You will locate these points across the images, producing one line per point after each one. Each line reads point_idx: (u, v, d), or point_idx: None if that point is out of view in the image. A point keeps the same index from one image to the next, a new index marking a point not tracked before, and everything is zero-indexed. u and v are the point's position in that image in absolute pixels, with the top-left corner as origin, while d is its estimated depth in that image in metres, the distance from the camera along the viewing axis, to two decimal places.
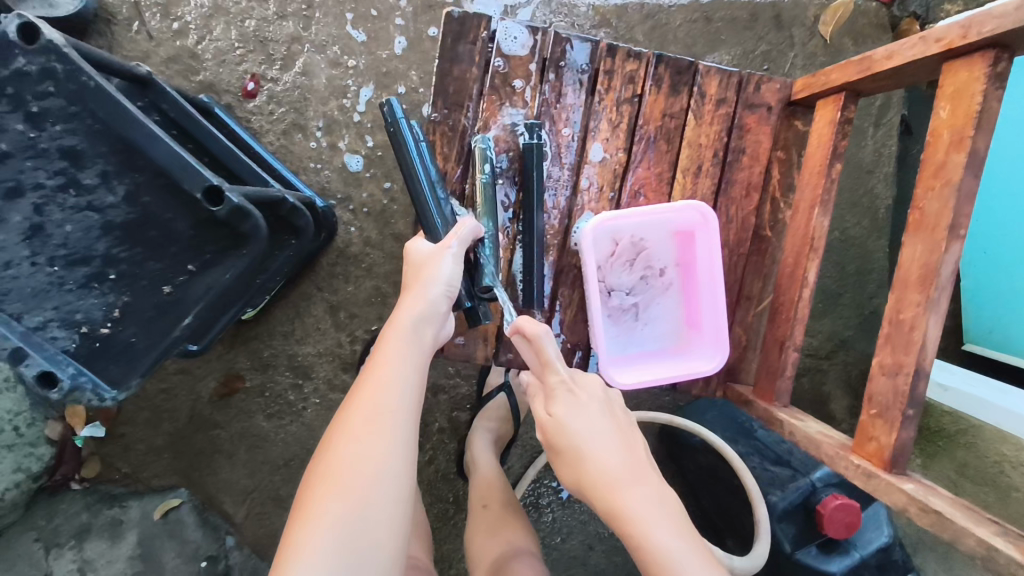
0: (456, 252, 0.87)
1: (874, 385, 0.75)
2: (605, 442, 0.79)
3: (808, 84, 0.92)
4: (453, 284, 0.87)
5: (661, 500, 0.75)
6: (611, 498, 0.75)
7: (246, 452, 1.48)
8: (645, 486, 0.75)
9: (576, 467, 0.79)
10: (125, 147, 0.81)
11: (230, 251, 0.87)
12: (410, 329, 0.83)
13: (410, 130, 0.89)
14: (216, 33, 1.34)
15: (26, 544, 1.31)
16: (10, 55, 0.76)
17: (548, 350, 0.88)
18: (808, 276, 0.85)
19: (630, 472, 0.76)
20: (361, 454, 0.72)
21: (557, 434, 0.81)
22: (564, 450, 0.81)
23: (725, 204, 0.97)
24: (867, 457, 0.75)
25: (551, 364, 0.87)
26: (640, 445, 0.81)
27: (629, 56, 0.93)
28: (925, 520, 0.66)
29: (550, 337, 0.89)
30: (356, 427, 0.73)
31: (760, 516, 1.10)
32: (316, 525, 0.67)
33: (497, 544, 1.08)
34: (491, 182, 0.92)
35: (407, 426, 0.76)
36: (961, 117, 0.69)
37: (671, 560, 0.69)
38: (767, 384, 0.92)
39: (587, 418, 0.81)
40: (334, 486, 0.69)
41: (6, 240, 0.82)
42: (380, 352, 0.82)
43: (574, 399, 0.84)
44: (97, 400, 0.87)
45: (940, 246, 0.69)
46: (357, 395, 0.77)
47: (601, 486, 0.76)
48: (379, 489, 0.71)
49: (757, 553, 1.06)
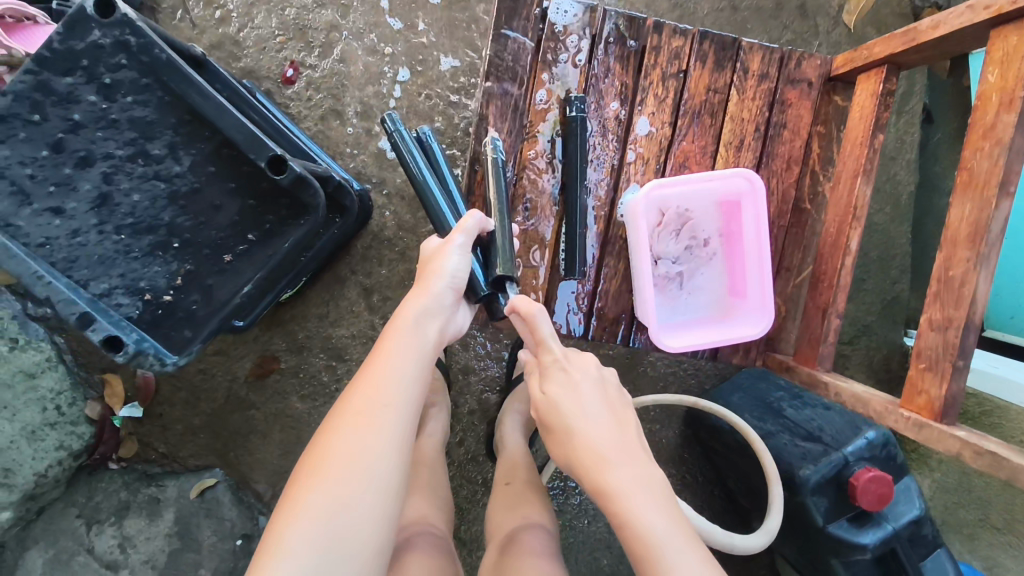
0: (463, 244, 0.89)
1: (923, 341, 0.88)
2: (595, 422, 0.77)
3: (849, 60, 1.06)
4: (458, 277, 0.89)
5: (650, 483, 0.73)
6: (598, 479, 0.74)
7: (280, 432, 1.43)
8: (634, 467, 0.74)
9: (566, 447, 0.77)
10: (193, 117, 0.86)
11: (290, 221, 0.93)
12: (413, 319, 0.83)
13: (405, 139, 1.02)
14: (258, 21, 1.35)
15: (68, 520, 1.29)
16: (86, 29, 0.80)
17: (542, 328, 0.85)
18: (850, 244, 1.03)
19: (618, 452, 0.75)
20: (351, 444, 0.70)
21: (549, 414, 0.79)
22: (555, 429, 0.79)
23: (767, 175, 1.11)
24: (919, 409, 0.89)
25: (546, 341, 0.84)
26: (631, 425, 0.79)
27: (675, 34, 1.06)
28: (981, 462, 0.80)
29: (544, 313, 0.87)
30: (350, 417, 0.72)
31: (774, 493, 1.06)
32: (303, 516, 0.66)
33: (512, 519, 0.99)
34: (502, 160, 1.00)
35: (404, 418, 0.74)
36: (1010, 80, 0.80)
37: (656, 542, 0.69)
38: (811, 351, 1.14)
39: (578, 396, 0.79)
40: (323, 477, 0.68)
41: (77, 208, 0.86)
42: (381, 343, 0.80)
43: (567, 376, 0.80)
44: (158, 365, 0.90)
45: (991, 203, 0.81)
46: (353, 386, 0.75)
47: (589, 467, 0.75)
48: (370, 481, 0.69)
49: (769, 529, 1.05)
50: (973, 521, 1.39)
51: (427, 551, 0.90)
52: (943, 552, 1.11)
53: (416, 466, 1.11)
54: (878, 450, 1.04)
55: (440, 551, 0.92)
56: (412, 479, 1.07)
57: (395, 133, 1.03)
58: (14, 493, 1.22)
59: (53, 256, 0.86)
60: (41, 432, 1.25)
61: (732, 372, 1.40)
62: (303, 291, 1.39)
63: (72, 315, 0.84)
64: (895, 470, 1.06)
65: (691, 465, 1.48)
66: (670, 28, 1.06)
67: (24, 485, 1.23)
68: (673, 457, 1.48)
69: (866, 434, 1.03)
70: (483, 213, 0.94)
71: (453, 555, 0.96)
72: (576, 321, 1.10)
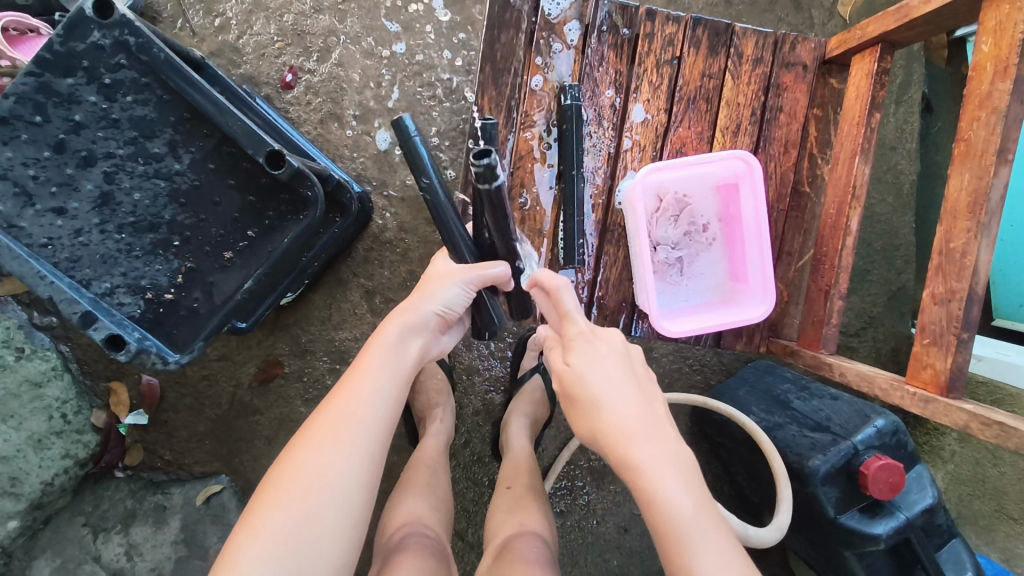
0: (468, 279, 0.86)
1: (927, 315, 0.88)
2: (623, 394, 0.71)
3: (842, 42, 1.06)
4: (453, 308, 0.86)
5: (679, 459, 0.68)
6: (622, 452, 0.68)
7: (285, 437, 1.40)
8: (662, 443, 0.68)
9: (590, 420, 0.71)
10: (193, 115, 0.87)
11: (290, 216, 0.93)
12: (395, 339, 0.81)
13: (423, 150, 0.81)
14: (256, 27, 1.35)
15: (75, 529, 1.29)
16: (87, 31, 0.81)
17: (567, 301, 0.80)
18: (850, 225, 1.03)
19: (647, 426, 0.69)
20: (317, 463, 0.69)
21: (574, 385, 0.73)
22: (579, 401, 0.73)
23: (765, 159, 1.12)
24: (924, 384, 0.89)
25: (571, 314, 0.79)
26: (659, 399, 0.73)
27: (668, 21, 1.07)
28: (989, 433, 0.79)
29: (569, 289, 0.82)
30: (318, 438, 0.71)
31: (783, 494, 1.03)
32: (262, 533, 0.65)
33: (510, 525, 0.97)
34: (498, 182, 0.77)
35: (372, 441, 0.73)
36: (1004, 48, 0.80)
37: (682, 526, 0.64)
38: (814, 333, 1.11)
39: (604, 368, 0.73)
40: (284, 494, 0.68)
41: (79, 208, 0.86)
42: (358, 359, 0.79)
43: (594, 348, 0.75)
44: (161, 364, 0.90)
45: (989, 171, 0.81)
46: (326, 404, 0.74)
47: (611, 440, 0.69)
48: (332, 502, 0.69)
49: (778, 525, 1.02)
50: (989, 512, 1.37)
51: (419, 552, 0.89)
52: (957, 542, 1.07)
53: (414, 469, 1.10)
54: (889, 438, 1.01)
55: (432, 552, 0.90)
56: (409, 481, 1.07)
57: (412, 138, 0.80)
58: (20, 502, 1.21)
59: (55, 256, 0.87)
60: (47, 440, 1.24)
61: (738, 367, 1.38)
62: (305, 294, 1.37)
63: (75, 315, 0.85)
64: (906, 459, 1.04)
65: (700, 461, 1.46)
66: (664, 16, 1.07)
67: (31, 494, 1.22)
68: None
69: (876, 423, 1.01)
70: (507, 263, 0.89)
71: (447, 557, 0.94)
72: None
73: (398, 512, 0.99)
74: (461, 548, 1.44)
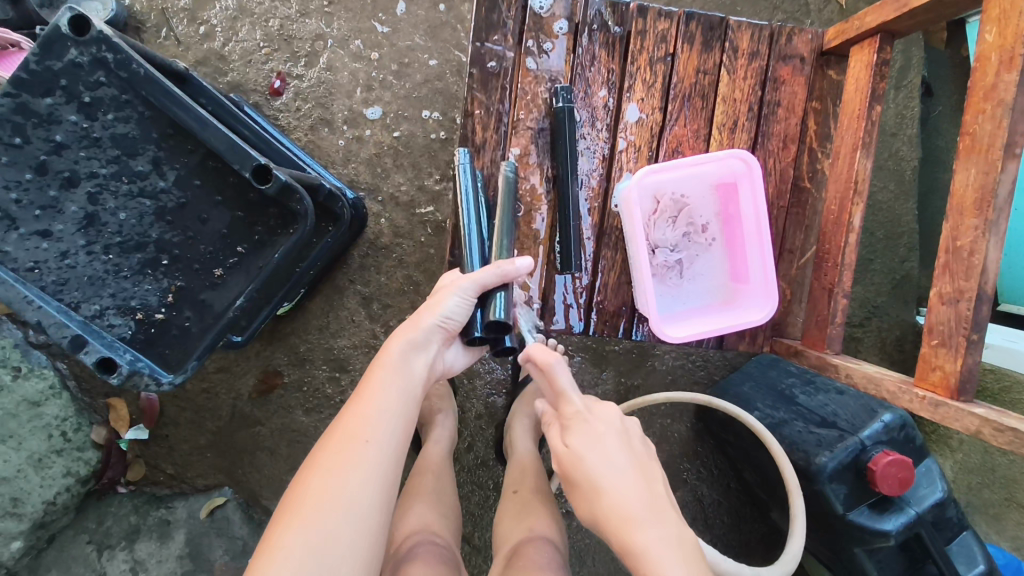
0: (462, 290, 0.84)
1: (934, 316, 0.86)
2: (623, 476, 0.71)
3: (840, 32, 1.04)
4: (452, 320, 0.85)
5: (683, 545, 0.67)
6: (623, 539, 0.68)
7: (286, 447, 1.38)
8: (662, 527, 0.68)
9: (591, 504, 0.72)
10: (176, 131, 0.85)
11: (280, 231, 0.91)
12: (400, 358, 0.80)
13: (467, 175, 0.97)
14: (241, 34, 1.33)
15: (80, 547, 1.27)
16: (63, 48, 0.79)
17: (561, 379, 0.81)
18: (853, 221, 1.01)
19: (647, 510, 0.69)
20: (331, 486, 0.68)
21: (573, 468, 0.73)
22: (580, 484, 0.73)
23: (764, 154, 1.09)
24: (933, 386, 0.87)
25: (566, 393, 0.80)
26: (659, 479, 0.73)
27: (661, 16, 1.05)
28: (1002, 438, 0.77)
29: (563, 365, 0.83)
30: (328, 460, 0.70)
31: (794, 509, 0.98)
32: (280, 562, 0.64)
33: (518, 531, 0.95)
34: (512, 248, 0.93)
35: (385, 460, 0.72)
36: (1009, 38, 0.78)
37: None
38: (818, 334, 1.10)
39: (603, 449, 0.73)
40: (300, 522, 0.66)
41: (64, 230, 0.85)
42: (364, 382, 0.78)
43: (591, 429, 0.75)
44: (154, 384, 0.88)
45: (996, 166, 0.79)
46: (337, 424, 0.74)
47: (613, 526, 0.69)
48: (348, 525, 0.67)
49: (794, 552, 0.97)
50: (999, 501, 1.35)
51: (428, 562, 0.87)
52: (968, 534, 1.06)
53: (420, 475, 1.08)
54: (897, 433, 0.97)
55: (441, 560, 0.89)
56: (415, 488, 1.05)
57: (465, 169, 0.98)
58: (24, 522, 1.20)
59: (42, 279, 0.85)
60: (48, 458, 1.22)
61: (741, 362, 1.36)
62: (303, 304, 1.35)
63: (64, 339, 0.83)
64: (916, 453, 1.01)
65: (706, 459, 1.38)
66: (656, 11, 1.05)
67: (34, 514, 1.21)
68: (687, 450, 1.38)
69: (883, 417, 0.97)
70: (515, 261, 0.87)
71: (458, 566, 0.93)
72: (574, 317, 1.10)
73: (404, 522, 0.97)
74: (467, 552, 1.43)
